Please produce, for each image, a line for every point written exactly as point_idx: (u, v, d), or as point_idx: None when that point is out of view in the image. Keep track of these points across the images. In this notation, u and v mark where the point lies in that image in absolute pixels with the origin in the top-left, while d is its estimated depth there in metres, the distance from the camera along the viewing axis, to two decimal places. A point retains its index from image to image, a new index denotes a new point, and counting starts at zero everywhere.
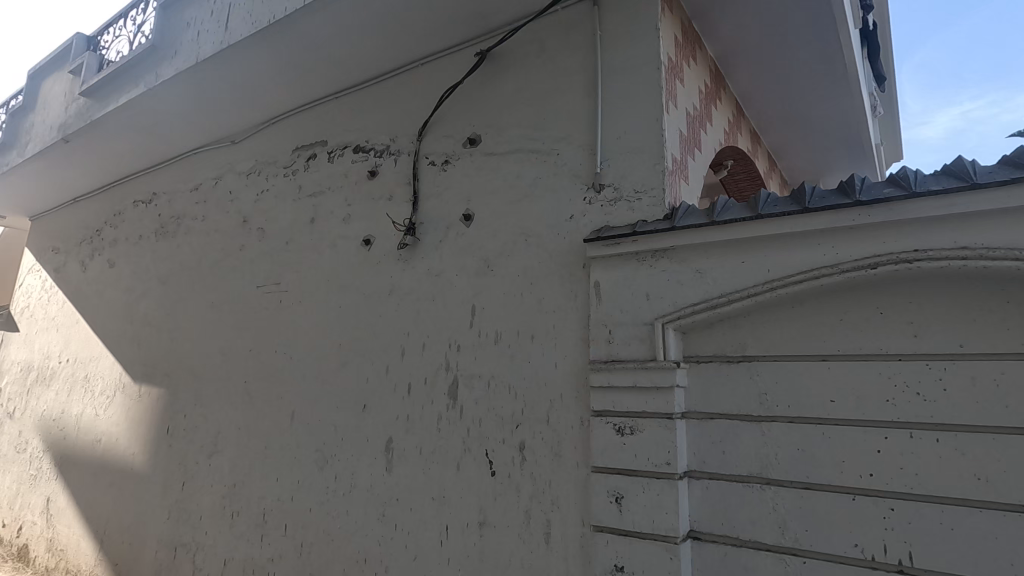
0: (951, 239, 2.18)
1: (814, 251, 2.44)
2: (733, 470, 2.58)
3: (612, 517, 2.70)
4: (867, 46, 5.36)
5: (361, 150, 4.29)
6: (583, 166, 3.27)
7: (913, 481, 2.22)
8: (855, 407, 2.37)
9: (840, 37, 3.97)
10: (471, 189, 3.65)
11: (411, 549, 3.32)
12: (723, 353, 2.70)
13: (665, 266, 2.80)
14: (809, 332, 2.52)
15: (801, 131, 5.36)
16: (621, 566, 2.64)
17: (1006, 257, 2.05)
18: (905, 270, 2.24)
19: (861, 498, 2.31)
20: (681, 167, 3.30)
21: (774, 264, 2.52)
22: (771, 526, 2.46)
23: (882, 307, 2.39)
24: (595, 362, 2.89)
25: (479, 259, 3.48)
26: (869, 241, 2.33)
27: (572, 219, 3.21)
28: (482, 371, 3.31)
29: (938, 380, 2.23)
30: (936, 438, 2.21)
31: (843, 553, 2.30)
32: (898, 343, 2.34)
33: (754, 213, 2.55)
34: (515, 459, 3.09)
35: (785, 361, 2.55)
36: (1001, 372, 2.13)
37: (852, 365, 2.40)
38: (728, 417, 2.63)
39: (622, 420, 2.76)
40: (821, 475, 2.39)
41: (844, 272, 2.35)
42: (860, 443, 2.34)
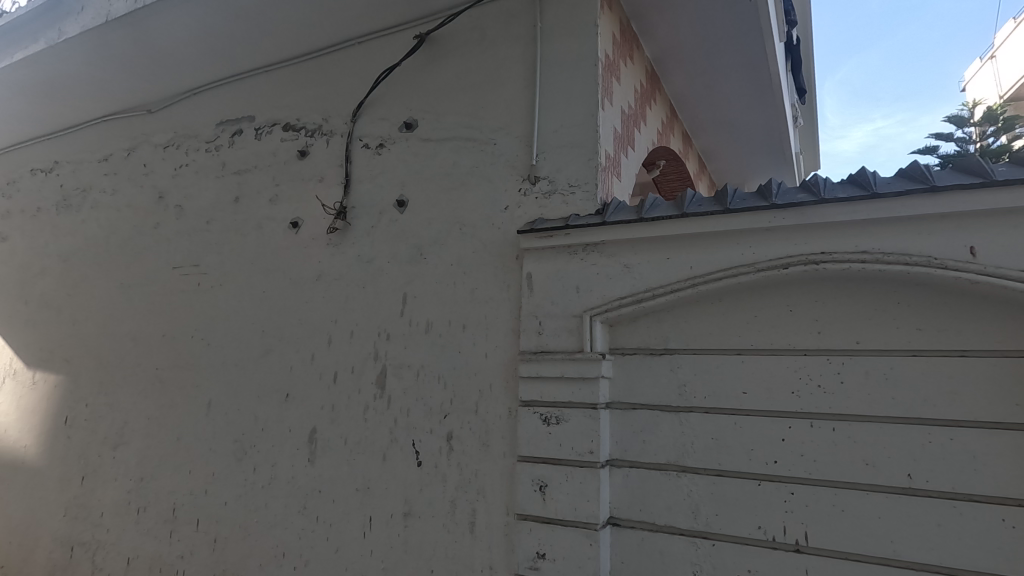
0: (854, 244, 2.35)
1: (734, 250, 2.56)
2: (652, 459, 2.68)
3: (536, 506, 2.74)
4: (791, 59, 5.68)
5: (291, 128, 4.09)
6: (520, 157, 3.27)
7: (812, 467, 2.39)
8: (765, 398, 2.52)
9: (766, 48, 4.19)
10: (407, 174, 3.57)
11: (333, 541, 3.24)
12: (646, 346, 2.79)
13: (596, 260, 2.85)
14: (726, 327, 2.65)
15: (730, 135, 5.62)
16: (543, 553, 2.69)
17: (898, 261, 2.24)
18: (812, 270, 2.40)
19: (765, 484, 2.46)
20: (614, 163, 3.37)
21: (696, 262, 2.63)
22: (684, 511, 2.58)
23: (792, 305, 2.54)
24: (525, 352, 2.91)
25: (413, 247, 3.41)
26: (783, 242, 2.47)
27: (507, 210, 3.21)
28: (412, 360, 3.26)
29: (837, 374, 2.41)
30: (833, 427, 2.39)
31: (748, 534, 2.45)
32: (804, 340, 2.50)
33: (679, 212, 2.64)
34: (443, 450, 3.07)
35: (704, 354, 2.67)
36: (890, 367, 2.33)
37: (764, 359, 2.55)
38: (649, 408, 2.73)
39: (549, 410, 2.80)
40: (731, 462, 2.53)
41: (759, 271, 2.48)
42: (767, 432, 2.49)
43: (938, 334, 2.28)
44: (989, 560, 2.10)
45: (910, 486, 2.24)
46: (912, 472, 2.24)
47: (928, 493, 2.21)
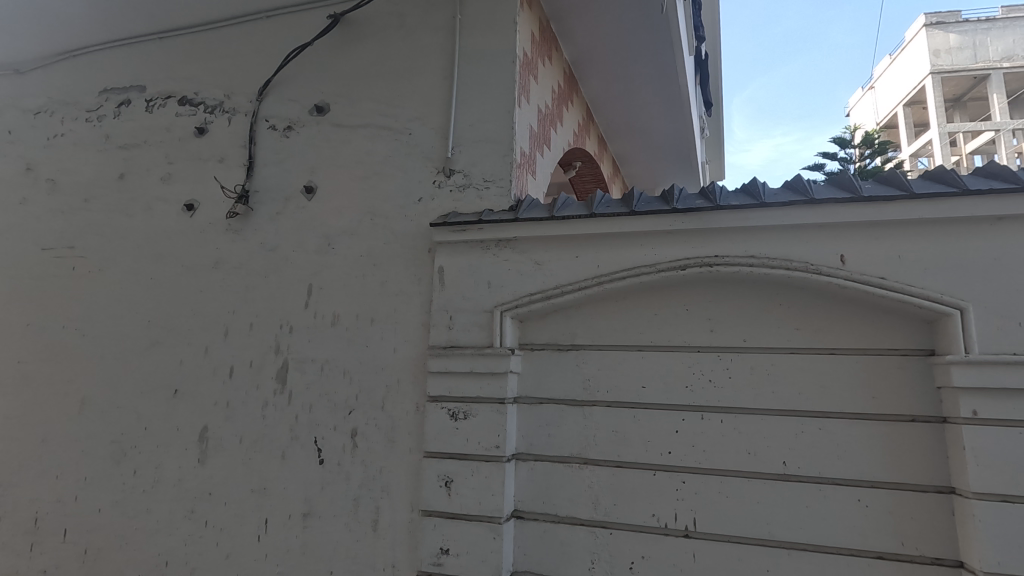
0: (744, 248, 2.52)
1: (638, 251, 2.67)
2: (556, 452, 2.75)
3: (441, 501, 2.72)
4: (699, 73, 6.04)
5: (188, 102, 3.78)
6: (436, 149, 3.22)
7: (701, 457, 2.55)
8: (662, 392, 2.65)
9: (676, 59, 4.41)
10: (317, 160, 3.41)
11: (224, 547, 3.04)
12: (554, 342, 2.85)
13: (507, 255, 2.87)
14: (629, 324, 2.76)
15: (642, 141, 5.88)
16: (447, 549, 2.68)
17: (780, 266, 2.44)
18: (707, 272, 2.55)
19: (660, 473, 2.59)
20: (529, 161, 3.41)
21: (603, 260, 2.71)
22: (585, 502, 2.67)
23: (689, 304, 2.69)
24: (435, 347, 2.88)
25: (321, 236, 3.27)
26: (682, 245, 2.61)
27: (420, 202, 3.16)
28: (316, 354, 3.12)
29: (725, 369, 2.59)
30: (721, 419, 2.56)
31: (643, 522, 2.58)
32: (698, 337, 2.66)
33: (589, 212, 2.71)
34: (347, 447, 2.97)
35: (608, 350, 2.77)
36: (771, 363, 2.54)
37: (661, 355, 2.69)
38: (555, 402, 2.79)
39: (457, 405, 2.79)
40: (630, 454, 2.64)
41: (660, 271, 2.60)
42: (663, 425, 2.62)
43: (812, 333, 2.51)
44: (846, 536, 2.35)
45: (785, 472, 2.45)
46: (787, 459, 2.45)
47: (800, 478, 2.43)
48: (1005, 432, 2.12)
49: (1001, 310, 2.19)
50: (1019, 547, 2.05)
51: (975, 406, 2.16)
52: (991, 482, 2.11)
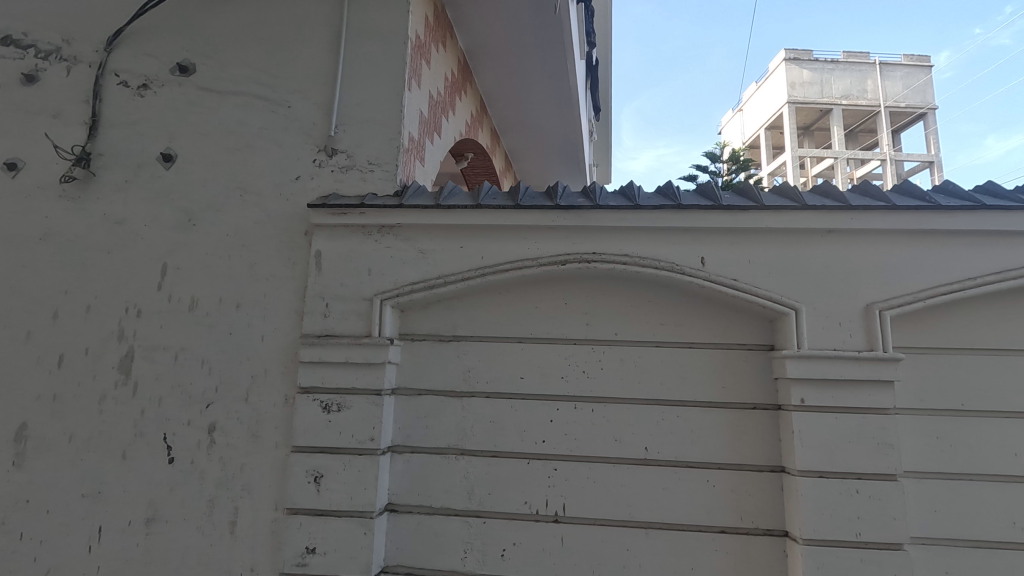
0: (620, 247, 2.66)
1: (521, 244, 2.71)
2: (433, 443, 2.72)
3: (308, 498, 2.58)
4: (590, 78, 6.30)
5: (13, 43, 3.18)
6: (317, 126, 3.03)
7: (572, 444, 2.67)
8: (539, 383, 2.72)
9: (567, 60, 4.54)
10: (177, 126, 3.06)
11: (45, 561, 2.64)
12: (436, 332, 2.82)
13: (390, 243, 2.77)
14: (510, 316, 2.80)
15: (534, 138, 6.01)
16: (313, 548, 2.55)
17: (650, 265, 2.61)
18: (585, 268, 2.66)
19: (533, 462, 2.67)
20: (417, 147, 3.33)
21: (487, 252, 2.72)
22: (460, 492, 2.68)
23: (567, 298, 2.78)
24: (308, 336, 2.71)
25: (179, 210, 2.94)
26: (563, 240, 2.69)
27: (298, 181, 2.95)
28: (169, 342, 2.80)
29: (598, 361, 2.72)
30: (592, 408, 2.69)
31: (516, 510, 2.64)
32: (575, 330, 2.76)
33: (474, 203, 2.70)
34: (202, 444, 2.71)
35: (488, 341, 2.79)
36: (640, 355, 2.71)
37: (540, 347, 2.76)
38: (434, 393, 2.77)
39: (330, 397, 2.65)
40: (506, 444, 2.69)
41: (541, 265, 2.67)
42: (538, 414, 2.70)
43: (675, 328, 2.71)
44: (696, 513, 2.58)
45: (646, 457, 2.63)
46: (648, 445, 2.63)
47: (658, 462, 2.62)
48: (825, 417, 2.45)
49: (826, 311, 2.52)
50: (830, 515, 2.38)
51: (803, 394, 2.47)
52: (812, 460, 2.42)
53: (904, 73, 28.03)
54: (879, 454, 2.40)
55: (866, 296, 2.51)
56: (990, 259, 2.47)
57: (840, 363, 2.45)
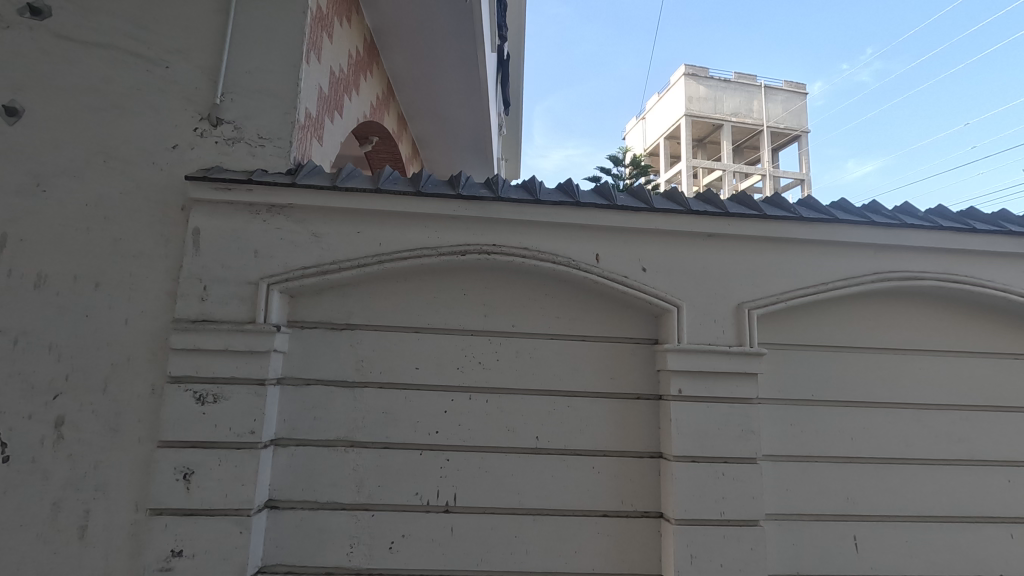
0: (520, 240, 2.70)
1: (421, 233, 2.66)
2: (321, 435, 2.61)
3: (176, 497, 2.37)
4: (500, 72, 6.34)
5: None
6: (200, 91, 2.77)
7: (465, 435, 2.68)
8: (434, 374, 2.70)
9: (477, 50, 4.52)
10: (26, 75, 2.65)
11: None
12: (328, 320, 2.69)
13: (280, 223, 2.60)
14: (407, 305, 2.74)
15: (442, 127, 5.94)
16: (180, 551, 2.34)
17: (548, 259, 2.67)
18: (484, 259, 2.67)
19: (426, 453, 2.65)
20: (315, 124, 3.15)
21: (385, 239, 2.65)
22: (348, 486, 2.59)
23: (466, 289, 2.78)
24: (182, 320, 2.48)
25: (26, 173, 2.56)
26: (463, 231, 2.68)
27: (175, 150, 2.68)
28: (7, 324, 2.44)
29: (494, 353, 2.74)
30: (486, 399, 2.71)
31: (405, 502, 2.61)
32: (472, 321, 2.77)
33: (374, 187, 2.61)
34: (48, 440, 2.40)
35: (384, 331, 2.71)
36: (534, 347, 2.77)
37: (436, 337, 2.73)
38: (323, 383, 2.65)
39: (205, 387, 2.45)
40: (398, 435, 2.64)
41: (441, 255, 2.64)
42: (432, 405, 2.68)
43: (569, 321, 2.81)
44: (581, 499, 2.69)
45: (536, 446, 2.70)
46: (538, 434, 2.71)
47: (548, 450, 2.71)
48: (698, 406, 2.65)
49: (703, 308, 2.72)
50: (699, 496, 2.59)
51: (681, 384, 2.66)
52: (686, 446, 2.62)
53: (783, 98, 31.12)
54: (743, 440, 2.64)
55: (738, 297, 2.75)
56: (840, 267, 2.81)
57: (713, 357, 2.66)
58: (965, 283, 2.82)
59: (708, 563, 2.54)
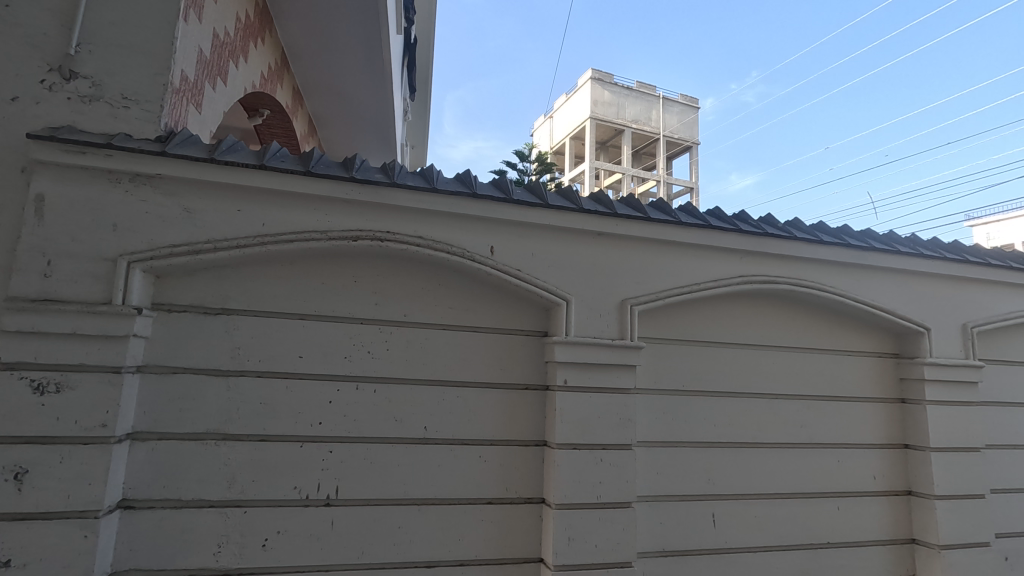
0: (415, 229, 2.66)
1: (310, 215, 2.53)
2: (187, 428, 2.41)
3: (4, 500, 2.07)
4: (406, 56, 6.19)
5: None
6: (49, 37, 2.42)
7: (351, 426, 2.60)
8: (318, 363, 2.59)
9: (381, 30, 4.37)
10: None
11: None
12: (200, 304, 2.49)
13: (145, 195, 2.35)
14: (292, 291, 2.60)
15: (342, 107, 5.69)
16: (6, 561, 2.06)
17: (443, 249, 2.66)
18: (377, 246, 2.60)
19: (306, 445, 2.54)
20: (192, 90, 2.88)
21: (269, 220, 2.49)
22: (218, 482, 2.42)
23: (357, 276, 2.69)
24: (17, 299, 2.17)
25: None
26: (356, 216, 2.59)
27: (15, 103, 2.33)
28: None
29: (384, 342, 2.69)
30: (374, 389, 2.65)
31: (282, 496, 2.49)
32: (362, 309, 2.69)
33: (258, 163, 2.43)
34: None
35: (265, 317, 2.56)
36: (426, 337, 2.75)
37: (323, 325, 2.62)
38: (193, 372, 2.45)
39: (45, 375, 2.16)
40: (276, 427, 2.51)
41: (330, 240, 2.53)
42: (316, 395, 2.57)
43: (462, 312, 2.82)
44: (466, 488, 2.72)
45: (424, 436, 2.69)
46: (427, 425, 2.70)
47: (436, 440, 2.71)
48: (582, 395, 2.78)
49: (590, 303, 2.86)
50: (579, 481, 2.72)
51: (567, 375, 2.78)
52: (569, 434, 2.74)
53: (677, 111, 33.35)
54: (620, 427, 2.82)
55: (622, 293, 2.91)
56: (712, 269, 3.07)
57: (598, 349, 2.80)
58: (812, 288, 3.20)
59: (585, 544, 2.68)
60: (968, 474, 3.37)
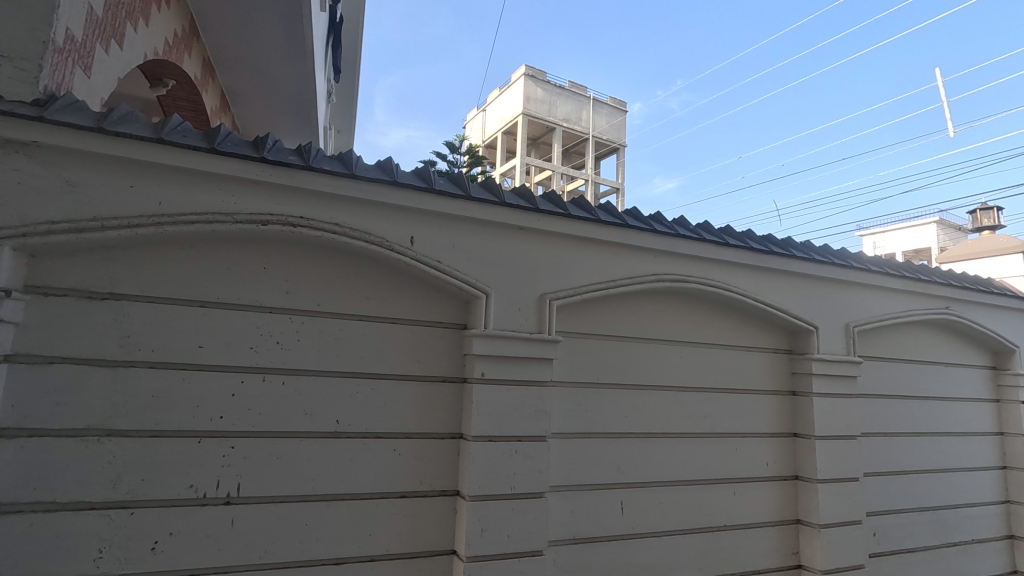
0: (330, 215, 2.56)
1: (214, 195, 2.37)
2: (65, 424, 2.19)
3: None
4: (332, 34, 5.94)
5: None
6: None
7: (256, 420, 2.47)
8: (221, 353, 2.44)
9: (303, 6, 4.16)
10: None
11: None
12: (83, 288, 2.26)
13: (18, 164, 2.10)
14: (192, 276, 2.43)
15: (260, 83, 5.37)
16: None
17: (360, 237, 2.58)
18: (288, 232, 2.47)
19: (205, 440, 2.38)
20: (80, 51, 2.60)
21: (167, 198, 2.30)
22: (101, 482, 2.22)
23: (266, 262, 2.56)
24: None
25: None
26: (266, 198, 2.45)
27: None
28: None
29: (295, 332, 2.58)
30: (283, 381, 2.54)
31: (176, 496, 2.32)
32: (271, 297, 2.56)
33: (155, 136, 2.24)
34: None
35: (160, 303, 2.37)
36: (340, 328, 2.66)
37: (226, 314, 2.47)
38: (73, 362, 2.22)
39: None
40: (170, 421, 2.34)
41: (236, 223, 2.38)
42: (217, 387, 2.42)
43: (379, 302, 2.75)
44: (379, 482, 2.67)
45: (336, 430, 2.61)
46: (339, 418, 2.62)
47: (347, 434, 2.63)
48: (499, 388, 2.80)
49: (510, 296, 2.88)
50: (493, 474, 2.74)
51: (484, 368, 2.78)
52: (485, 427, 2.75)
53: (607, 113, 34.36)
54: (535, 419, 2.87)
55: (541, 288, 2.96)
56: (627, 267, 3.18)
57: (516, 342, 2.83)
58: (718, 287, 3.41)
59: (497, 535, 2.71)
60: (846, 459, 3.72)
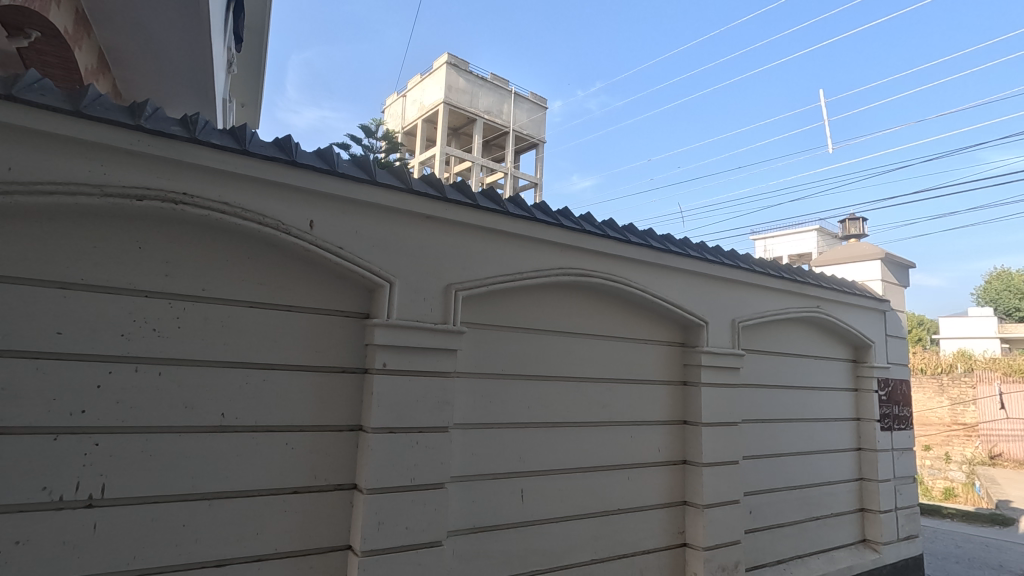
0: (218, 193, 2.37)
1: (78, 164, 2.11)
2: None
3: None
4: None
5: None
6: None
7: (126, 414, 2.26)
8: (85, 340, 2.20)
9: None
10: None
11: None
12: None
13: None
14: (49, 253, 2.15)
15: (147, 45, 4.88)
16: None
17: (253, 219, 2.42)
18: (168, 209, 2.26)
19: (63, 437, 2.14)
20: None
21: (18, 163, 2.01)
22: None
23: (142, 242, 2.33)
24: None
25: None
26: (142, 171, 2.23)
27: None
28: None
29: (175, 318, 2.37)
30: (159, 371, 2.33)
31: (25, 500, 2.06)
32: (147, 281, 2.33)
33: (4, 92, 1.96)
34: None
35: (9, 284, 2.08)
36: (228, 315, 2.49)
37: (92, 297, 2.22)
38: None
39: None
40: (20, 416, 2.07)
41: (106, 196, 2.14)
42: (79, 378, 2.18)
43: (273, 288, 2.60)
44: (268, 478, 2.53)
45: (220, 424, 2.44)
46: (224, 411, 2.45)
47: (233, 428, 2.47)
48: (400, 378, 2.75)
49: (414, 286, 2.83)
50: (393, 466, 2.69)
51: (386, 358, 2.72)
52: (385, 418, 2.69)
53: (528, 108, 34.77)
54: (437, 410, 2.85)
55: (447, 278, 2.93)
56: (533, 260, 3.24)
57: (419, 333, 2.79)
58: (619, 282, 3.55)
59: (394, 527, 2.66)
60: (728, 443, 4.04)
